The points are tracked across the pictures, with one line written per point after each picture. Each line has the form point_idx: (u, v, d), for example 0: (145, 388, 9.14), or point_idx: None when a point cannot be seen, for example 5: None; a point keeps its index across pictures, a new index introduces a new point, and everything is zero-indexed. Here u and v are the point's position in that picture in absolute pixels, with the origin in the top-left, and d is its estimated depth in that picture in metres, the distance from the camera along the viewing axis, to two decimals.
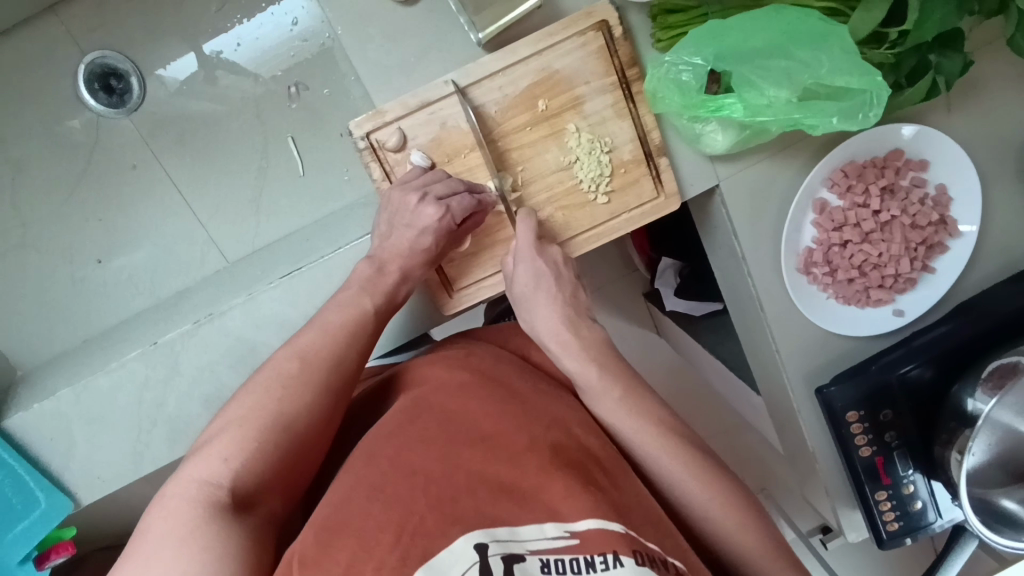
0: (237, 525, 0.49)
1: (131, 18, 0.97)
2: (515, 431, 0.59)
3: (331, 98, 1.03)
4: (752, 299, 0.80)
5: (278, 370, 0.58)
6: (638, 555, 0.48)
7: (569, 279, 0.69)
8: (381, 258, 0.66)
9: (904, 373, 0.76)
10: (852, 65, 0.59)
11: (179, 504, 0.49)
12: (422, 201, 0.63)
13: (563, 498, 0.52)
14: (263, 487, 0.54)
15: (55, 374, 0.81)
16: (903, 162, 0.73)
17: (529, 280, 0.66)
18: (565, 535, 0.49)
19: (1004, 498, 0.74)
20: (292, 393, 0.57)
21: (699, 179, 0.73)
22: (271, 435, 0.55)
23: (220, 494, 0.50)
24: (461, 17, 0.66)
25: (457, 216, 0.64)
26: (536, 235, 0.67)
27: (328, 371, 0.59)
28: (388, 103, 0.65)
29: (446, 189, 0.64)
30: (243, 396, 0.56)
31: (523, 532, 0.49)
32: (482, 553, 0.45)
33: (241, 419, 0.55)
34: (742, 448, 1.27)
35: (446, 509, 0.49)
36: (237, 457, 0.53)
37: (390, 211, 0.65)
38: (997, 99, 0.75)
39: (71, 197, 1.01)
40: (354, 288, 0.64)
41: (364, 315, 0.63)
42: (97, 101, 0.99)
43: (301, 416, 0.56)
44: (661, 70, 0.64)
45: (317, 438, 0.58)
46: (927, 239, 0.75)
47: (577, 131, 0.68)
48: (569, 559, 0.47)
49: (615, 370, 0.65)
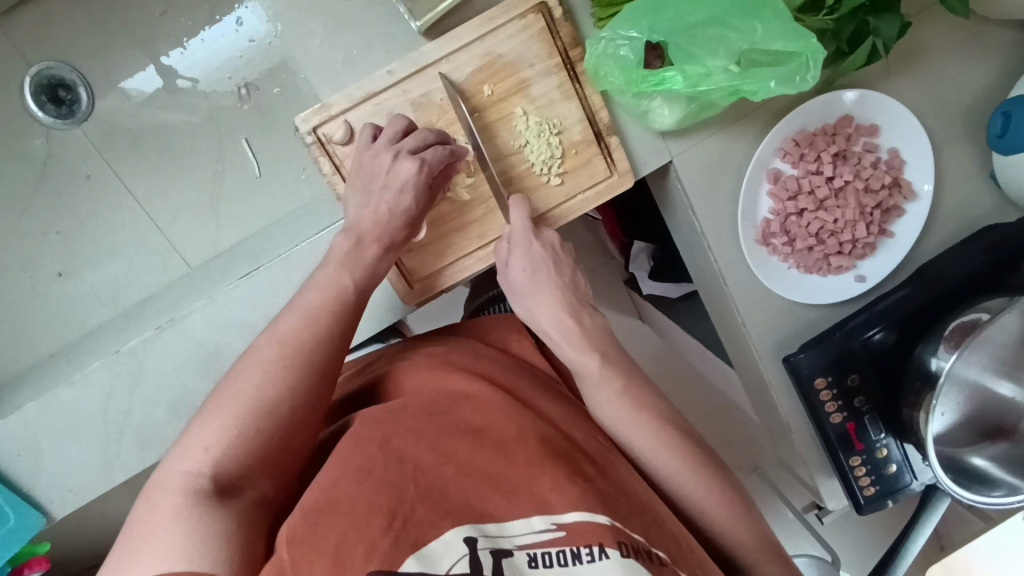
0: (221, 510, 0.50)
1: (77, 28, 0.97)
2: (502, 424, 0.59)
3: (281, 97, 1.03)
4: (715, 273, 0.80)
5: (257, 355, 0.57)
6: (624, 547, 0.48)
7: (568, 267, 0.71)
8: (357, 231, 0.64)
9: (868, 337, 0.76)
10: (786, 31, 0.60)
11: (168, 494, 0.50)
12: (397, 157, 0.63)
13: (552, 489, 0.52)
14: (252, 467, 0.54)
15: (21, 390, 0.80)
16: (854, 128, 0.74)
17: (526, 271, 0.68)
18: (552, 527, 0.49)
19: (973, 456, 0.75)
20: (272, 375, 0.56)
21: (652, 156, 0.73)
22: (251, 420, 0.54)
23: (200, 483, 0.51)
24: (401, 6, 0.67)
25: (434, 168, 0.63)
26: (533, 228, 0.69)
27: (316, 350, 0.59)
28: (333, 97, 0.66)
29: (417, 142, 0.64)
30: (225, 384, 0.56)
31: (511, 527, 0.49)
32: (471, 547, 0.46)
33: (223, 405, 0.54)
34: (731, 427, 1.26)
35: (439, 501, 0.49)
36: (223, 442, 0.53)
37: (363, 174, 0.65)
38: (943, 61, 0.76)
39: (31, 214, 1.00)
40: (332, 264, 0.63)
41: (343, 293, 0.62)
42: (46, 114, 0.98)
43: (284, 395, 0.56)
44: (600, 47, 0.64)
45: (307, 420, 0.58)
46: (883, 203, 0.76)
47: (525, 115, 0.68)
48: (556, 551, 0.48)
49: (581, 351, 0.66)
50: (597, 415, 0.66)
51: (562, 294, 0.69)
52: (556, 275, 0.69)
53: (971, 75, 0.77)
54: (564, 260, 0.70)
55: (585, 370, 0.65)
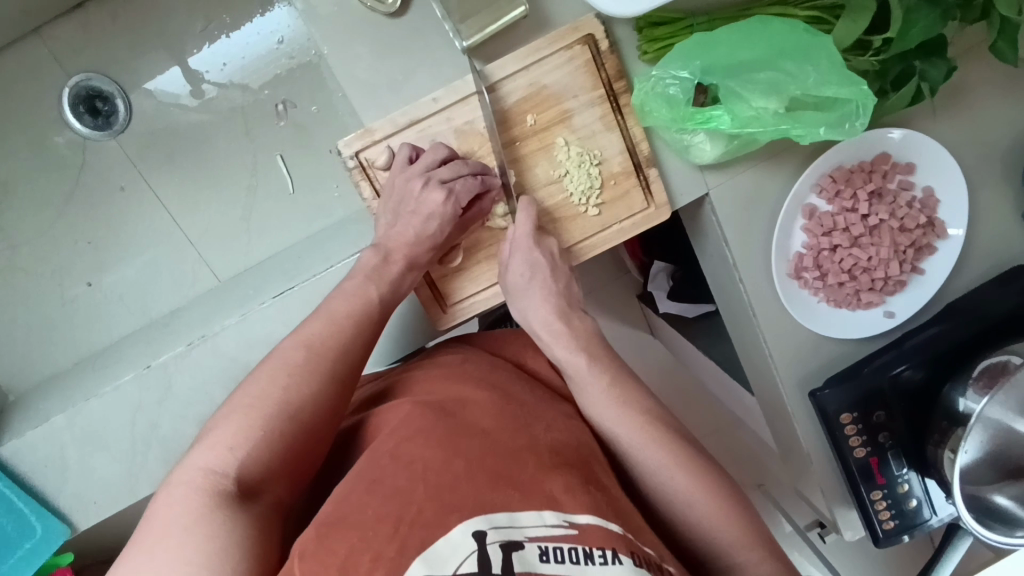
0: (243, 515, 0.49)
1: (117, 38, 0.97)
2: (513, 433, 0.58)
3: (320, 115, 1.02)
4: (744, 305, 0.80)
5: (284, 357, 0.57)
6: (636, 556, 0.48)
7: (564, 274, 0.69)
8: (386, 245, 0.65)
9: (897, 374, 0.77)
10: (840, 76, 0.60)
11: (186, 494, 0.49)
12: (427, 184, 0.63)
13: (563, 491, 0.52)
14: (270, 474, 0.53)
15: (48, 398, 0.80)
16: (890, 166, 0.74)
17: (524, 274, 0.66)
18: (564, 524, 0.49)
19: (997, 494, 0.74)
20: (299, 379, 0.56)
21: (689, 188, 0.73)
22: (275, 424, 0.54)
23: (220, 482, 0.50)
24: (446, 24, 0.65)
25: (462, 198, 0.64)
26: (535, 234, 0.67)
27: (337, 359, 0.59)
28: (378, 122, 0.66)
29: (450, 172, 0.64)
30: (250, 386, 0.55)
31: (522, 518, 0.48)
32: (480, 542, 0.45)
33: (248, 406, 0.54)
34: (738, 445, 1.27)
35: (448, 499, 0.49)
36: (243, 445, 0.52)
37: (395, 195, 0.65)
38: (982, 102, 0.76)
39: (57, 217, 1.00)
40: (359, 277, 0.63)
41: (369, 304, 0.62)
42: (83, 124, 0.99)
43: (308, 400, 0.55)
44: (648, 84, 0.65)
45: (327, 427, 0.57)
46: (916, 241, 0.76)
47: (567, 145, 0.68)
48: (568, 547, 0.47)
49: (614, 380, 0.65)
50: (598, 424, 0.64)
51: (558, 303, 0.68)
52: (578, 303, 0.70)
53: (1011, 117, 0.76)
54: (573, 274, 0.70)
55: (593, 382, 0.65)
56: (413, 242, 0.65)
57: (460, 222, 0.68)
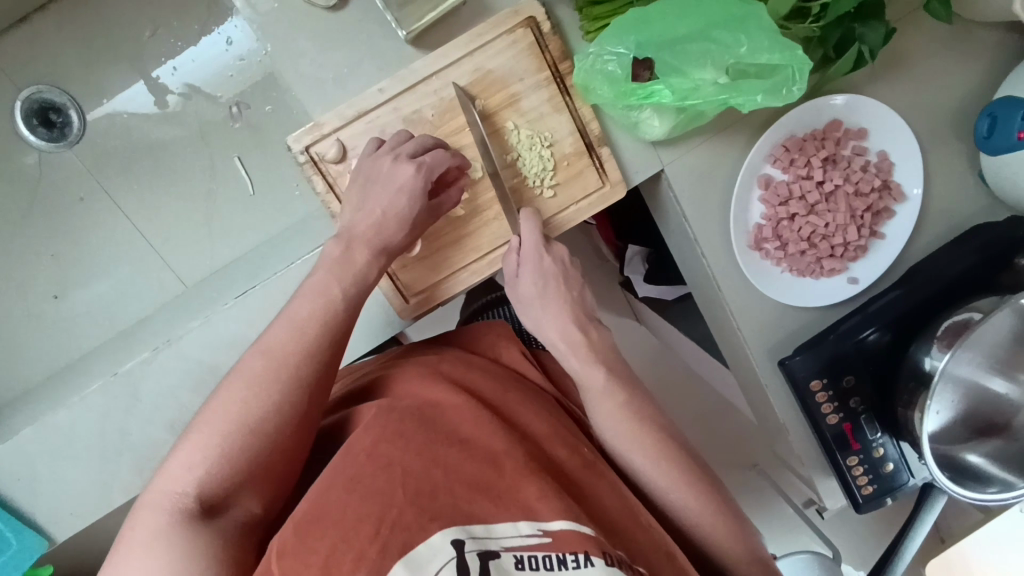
0: (210, 533, 0.49)
1: (69, 52, 0.98)
2: (490, 432, 0.58)
3: (274, 114, 1.03)
4: (709, 280, 0.81)
5: (244, 370, 0.55)
6: (608, 556, 0.48)
7: (576, 281, 0.70)
8: (349, 234, 0.63)
9: (862, 339, 0.77)
10: (772, 43, 0.61)
11: (153, 516, 0.49)
12: (397, 160, 0.62)
13: (538, 498, 0.51)
14: (239, 487, 0.52)
15: (18, 412, 0.80)
16: (842, 133, 0.75)
17: (537, 284, 0.68)
18: (538, 533, 0.49)
19: (968, 453, 0.75)
20: (258, 392, 0.54)
21: (644, 165, 0.74)
22: (235, 439, 0.52)
23: (184, 504, 0.49)
24: (388, 13, 0.65)
25: (433, 170, 0.62)
26: (543, 242, 0.68)
27: (300, 361, 0.57)
28: (325, 116, 0.66)
29: (416, 147, 0.64)
30: (211, 401, 0.54)
31: (497, 529, 0.49)
32: (459, 549, 0.45)
33: (210, 422, 0.53)
34: (723, 424, 1.27)
35: (425, 505, 0.49)
36: (203, 465, 0.51)
37: (362, 177, 0.64)
38: (927, 63, 0.77)
39: (24, 236, 1.00)
40: (322, 271, 0.61)
41: (334, 303, 0.60)
42: (38, 137, 1.00)
43: (269, 412, 0.54)
44: (588, 61, 0.65)
45: (300, 435, 0.56)
46: (873, 205, 0.76)
47: (517, 129, 0.69)
48: (543, 556, 0.47)
49: (587, 364, 0.66)
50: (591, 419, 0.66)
51: (569, 306, 0.69)
52: (563, 287, 0.69)
53: (956, 79, 0.77)
54: (579, 280, 0.71)
55: (591, 380, 0.66)
56: (378, 227, 0.63)
57: (431, 204, 0.65)
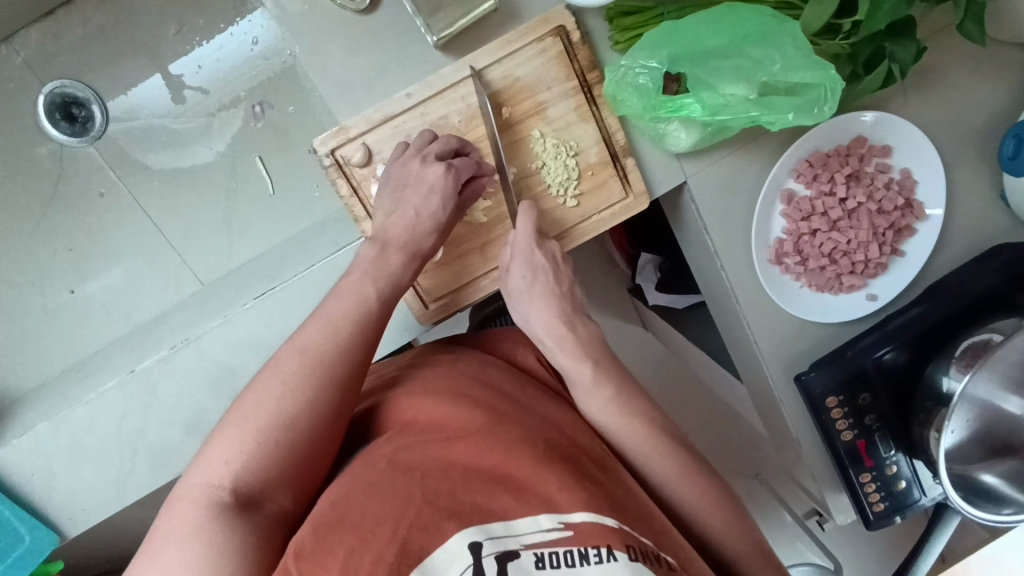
0: (243, 526, 0.48)
1: (91, 46, 0.98)
2: (508, 425, 0.57)
3: (296, 115, 1.02)
4: (727, 293, 0.80)
5: (280, 365, 0.55)
6: (632, 550, 0.46)
7: (567, 277, 0.67)
8: (383, 237, 0.63)
9: (879, 357, 0.76)
10: (806, 61, 0.61)
11: (186, 507, 0.48)
12: (425, 161, 0.63)
13: (559, 488, 0.50)
14: (271, 483, 0.52)
15: (33, 406, 0.80)
16: (867, 149, 0.75)
17: (526, 276, 0.65)
18: (559, 526, 0.47)
19: (984, 473, 0.74)
20: (293, 387, 0.54)
21: (668, 176, 0.74)
22: (273, 433, 0.52)
23: (220, 495, 0.49)
24: (418, 20, 0.65)
25: (460, 172, 0.63)
26: (537, 236, 0.66)
27: (335, 357, 0.56)
28: (352, 119, 0.66)
29: (443, 149, 0.64)
30: (244, 395, 0.54)
31: (517, 526, 0.47)
32: (476, 554, 0.43)
33: (244, 417, 0.52)
34: (732, 435, 1.26)
35: (443, 504, 0.47)
36: (237, 458, 0.51)
37: (391, 182, 0.64)
38: (954, 83, 0.77)
39: (40, 228, 1.00)
40: (356, 273, 0.61)
41: (366, 303, 0.60)
42: (60, 131, 1.00)
43: (304, 408, 0.53)
44: (619, 74, 0.65)
45: (331, 433, 0.56)
46: (895, 223, 0.76)
47: (543, 137, 0.68)
48: (564, 551, 0.45)
49: (574, 359, 0.64)
50: (599, 426, 0.64)
51: (557, 304, 0.66)
52: (555, 284, 0.66)
53: (983, 98, 0.77)
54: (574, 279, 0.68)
55: (579, 374, 0.64)
56: (413, 231, 0.63)
57: (458, 205, 0.66)
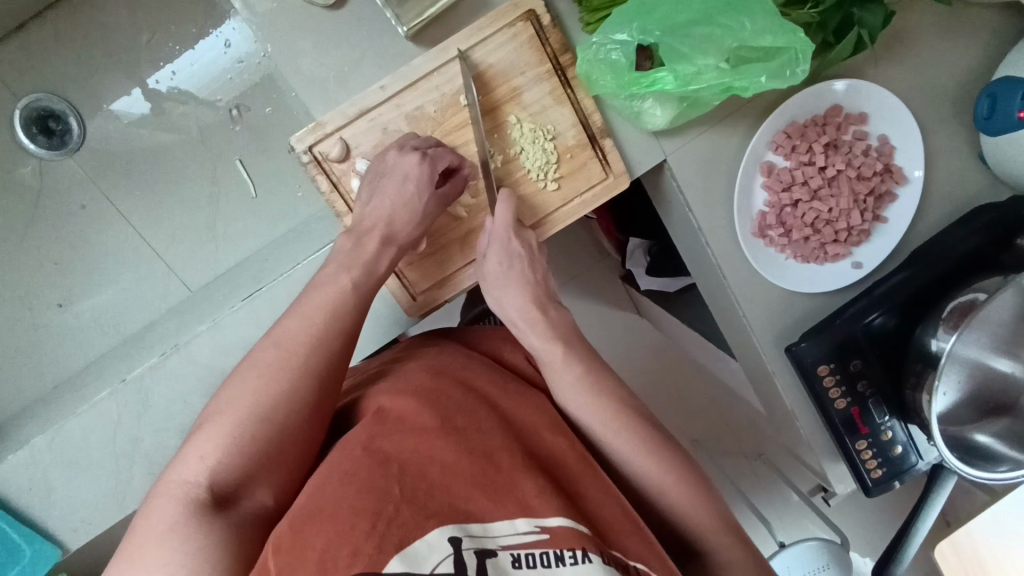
0: (220, 521, 0.48)
1: (62, 59, 0.98)
2: (487, 429, 0.56)
3: (274, 116, 1.03)
4: (714, 268, 0.81)
5: (258, 359, 0.55)
6: (604, 555, 0.47)
7: (540, 265, 0.68)
8: (372, 230, 0.63)
9: (869, 322, 0.77)
10: (774, 25, 0.62)
11: (164, 503, 0.48)
12: (403, 151, 0.63)
13: (535, 495, 0.50)
14: (249, 477, 0.51)
15: (28, 420, 0.80)
16: (843, 118, 0.75)
17: (501, 263, 0.66)
18: (536, 529, 0.47)
19: (977, 432, 0.74)
20: (269, 382, 0.54)
21: (647, 156, 0.75)
22: (250, 427, 0.52)
23: (199, 491, 0.49)
24: (387, 12, 0.65)
25: (436, 162, 0.63)
26: (515, 223, 0.66)
27: (316, 348, 0.57)
28: (327, 115, 0.66)
29: (421, 141, 0.65)
30: (221, 389, 0.54)
31: (494, 528, 0.47)
32: (456, 546, 0.44)
33: (220, 414, 0.53)
34: (730, 414, 1.27)
35: (422, 502, 0.47)
36: (214, 454, 0.51)
37: (378, 175, 0.64)
38: (925, 46, 0.77)
39: (22, 246, 1.00)
40: (342, 262, 0.61)
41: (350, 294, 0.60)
42: (37, 145, 1.00)
43: (282, 403, 0.54)
44: (590, 52, 0.66)
45: (312, 428, 0.56)
46: (875, 189, 0.76)
47: (519, 122, 0.69)
48: (539, 552, 0.46)
49: (555, 341, 0.64)
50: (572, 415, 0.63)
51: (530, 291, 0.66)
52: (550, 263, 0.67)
53: (956, 59, 0.77)
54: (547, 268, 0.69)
55: (575, 357, 0.64)
56: (394, 221, 0.63)
57: (443, 196, 0.66)
